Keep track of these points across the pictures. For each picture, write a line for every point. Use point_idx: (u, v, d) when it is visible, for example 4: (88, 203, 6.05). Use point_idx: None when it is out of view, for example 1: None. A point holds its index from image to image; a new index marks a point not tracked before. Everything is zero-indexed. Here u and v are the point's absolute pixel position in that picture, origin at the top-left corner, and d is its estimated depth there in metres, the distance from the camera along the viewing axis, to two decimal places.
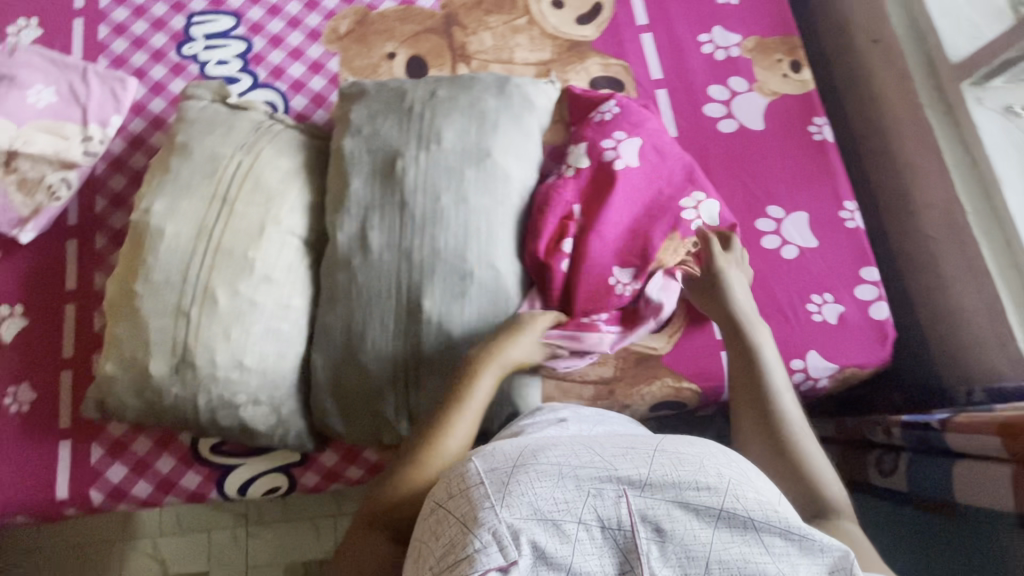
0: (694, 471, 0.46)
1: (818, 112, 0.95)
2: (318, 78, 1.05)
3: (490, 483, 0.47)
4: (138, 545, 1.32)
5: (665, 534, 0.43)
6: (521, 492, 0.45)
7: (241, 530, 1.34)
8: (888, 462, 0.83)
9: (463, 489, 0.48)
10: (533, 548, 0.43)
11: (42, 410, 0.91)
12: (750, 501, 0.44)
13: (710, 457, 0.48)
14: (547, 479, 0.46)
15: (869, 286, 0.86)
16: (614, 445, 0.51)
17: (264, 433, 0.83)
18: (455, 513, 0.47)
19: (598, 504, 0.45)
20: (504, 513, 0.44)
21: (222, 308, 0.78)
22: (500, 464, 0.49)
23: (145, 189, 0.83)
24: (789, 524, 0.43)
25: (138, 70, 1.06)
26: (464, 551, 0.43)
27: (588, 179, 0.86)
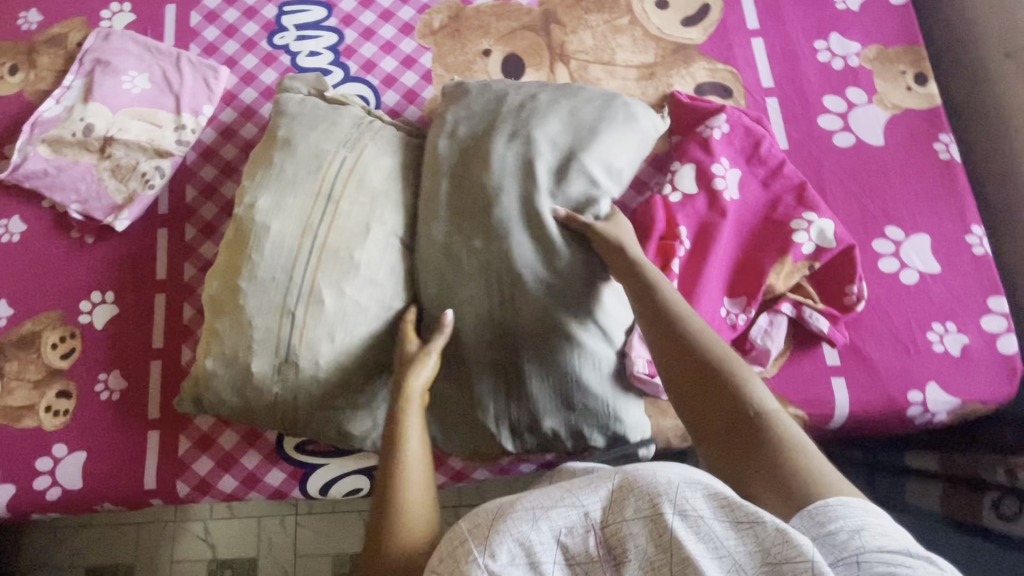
0: (645, 482, 0.46)
1: (944, 129, 0.90)
2: (411, 74, 1.02)
3: (471, 538, 0.47)
4: (191, 526, 1.32)
5: (629, 554, 0.43)
6: (498, 541, 0.46)
7: (291, 518, 1.33)
8: (1009, 506, 0.79)
9: (453, 549, 0.48)
10: None
11: (132, 399, 0.91)
12: (694, 501, 0.44)
13: (662, 467, 0.47)
14: (522, 522, 0.47)
15: (998, 318, 0.81)
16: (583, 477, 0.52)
17: (358, 436, 0.82)
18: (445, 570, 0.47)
19: (565, 539, 0.46)
20: (485, 562, 0.45)
21: (327, 309, 0.77)
22: (481, 517, 0.49)
23: (249, 184, 0.82)
24: (734, 509, 0.42)
25: (229, 59, 1.05)
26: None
27: (696, 203, 0.84)
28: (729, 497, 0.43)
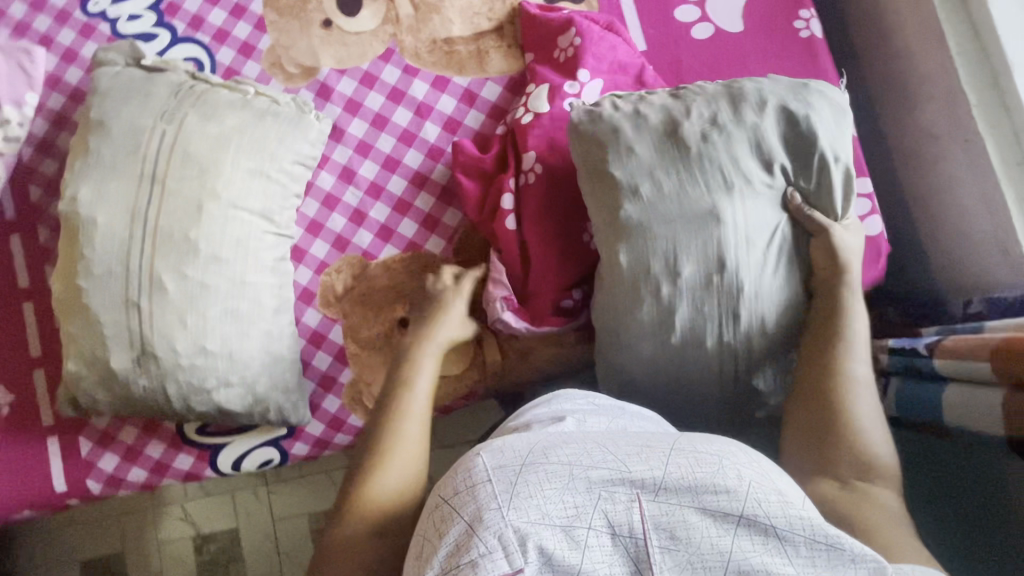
0: (716, 474, 0.46)
1: (806, 5, 0.85)
2: (242, 25, 0.93)
3: (495, 480, 0.47)
4: (168, 510, 1.33)
5: (679, 541, 0.44)
6: (528, 495, 0.46)
7: (262, 488, 1.35)
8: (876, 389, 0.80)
9: (469, 487, 0.47)
10: (539, 553, 0.43)
11: (23, 412, 0.90)
12: (772, 508, 0.44)
13: (729, 460, 0.48)
14: (555, 481, 0.47)
15: (863, 200, 0.80)
16: (628, 443, 0.51)
17: (243, 414, 0.81)
18: (459, 511, 0.46)
19: (609, 508, 0.45)
20: (510, 514, 0.44)
21: (173, 294, 0.75)
22: (507, 460, 0.49)
23: (69, 176, 0.77)
24: (816, 530, 0.43)
25: (45, 37, 0.95)
26: (469, 555, 0.43)
27: (547, 123, 0.82)
28: (812, 518, 0.44)
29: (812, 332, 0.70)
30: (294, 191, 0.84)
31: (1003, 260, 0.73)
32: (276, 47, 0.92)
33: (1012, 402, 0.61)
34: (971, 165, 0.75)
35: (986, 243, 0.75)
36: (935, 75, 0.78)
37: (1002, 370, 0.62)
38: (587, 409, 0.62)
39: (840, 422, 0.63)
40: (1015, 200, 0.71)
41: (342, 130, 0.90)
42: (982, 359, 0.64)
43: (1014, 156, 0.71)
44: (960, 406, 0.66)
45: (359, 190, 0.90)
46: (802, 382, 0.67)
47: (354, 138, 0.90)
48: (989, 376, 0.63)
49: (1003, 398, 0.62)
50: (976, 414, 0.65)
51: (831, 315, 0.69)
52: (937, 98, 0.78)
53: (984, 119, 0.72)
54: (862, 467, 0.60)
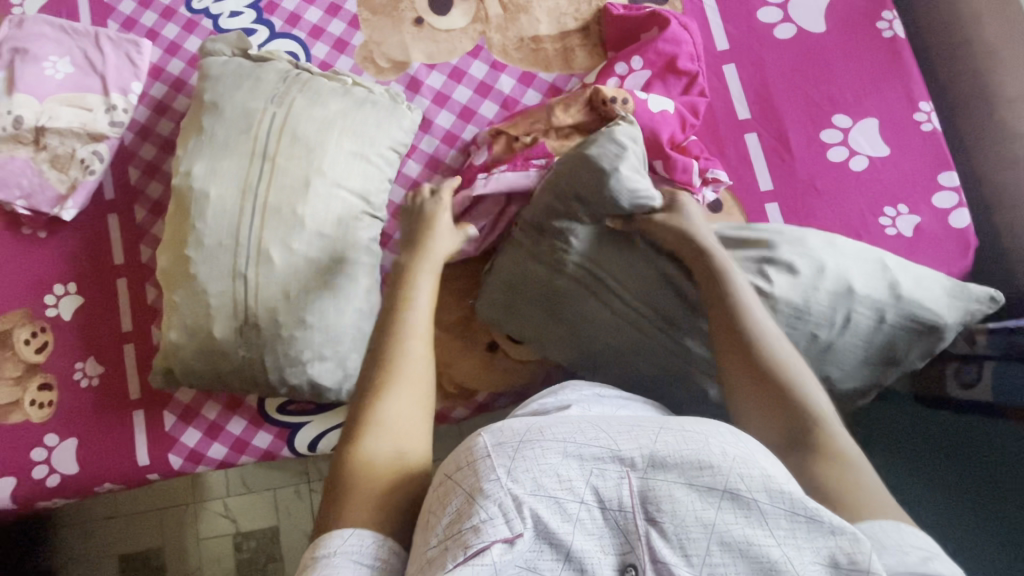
0: (699, 454, 0.46)
1: (887, 6, 0.87)
2: (337, 22, 0.99)
3: (495, 455, 0.46)
4: (210, 505, 1.34)
5: (664, 513, 0.44)
6: (525, 468, 0.45)
7: (304, 485, 1.35)
8: (970, 374, 0.79)
9: (470, 461, 0.46)
10: (536, 521, 0.43)
11: (112, 384, 0.92)
12: (753, 481, 0.44)
13: (715, 436, 0.47)
14: (552, 454, 0.46)
15: (949, 193, 0.81)
16: (618, 421, 0.50)
17: (332, 389, 0.82)
18: (461, 484, 0.46)
19: (600, 484, 0.45)
20: (509, 484, 0.44)
21: (279, 266, 0.77)
22: (506, 438, 0.48)
23: (183, 153, 0.81)
24: (795, 502, 0.43)
25: (151, 31, 1.01)
26: (469, 520, 0.43)
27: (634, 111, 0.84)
28: (793, 493, 0.43)
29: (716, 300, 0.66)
30: (388, 175, 0.86)
31: None
32: (369, 43, 0.97)
33: None
34: None
35: None
36: None
37: None
38: (592, 398, 0.64)
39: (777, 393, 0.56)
40: None
41: (430, 120, 0.94)
42: None
43: None
44: None
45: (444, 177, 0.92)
46: (724, 345, 0.62)
47: (442, 129, 0.94)
48: None
49: None
50: None
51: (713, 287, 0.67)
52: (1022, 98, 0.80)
53: None
54: (800, 425, 0.54)
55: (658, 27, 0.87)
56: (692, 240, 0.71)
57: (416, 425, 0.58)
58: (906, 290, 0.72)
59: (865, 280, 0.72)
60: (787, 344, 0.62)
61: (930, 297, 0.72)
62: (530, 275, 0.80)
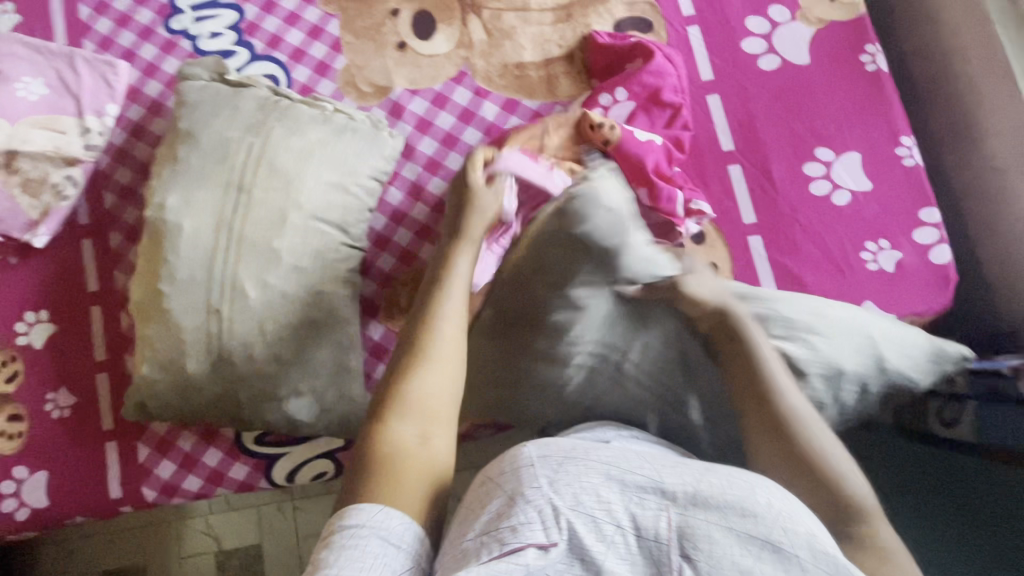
0: (743, 500, 0.48)
1: (871, 38, 0.87)
2: (319, 45, 0.97)
3: (539, 465, 0.50)
4: (194, 524, 1.31)
5: (699, 551, 0.45)
6: (568, 482, 0.48)
7: (286, 504, 1.33)
8: (950, 412, 0.76)
9: (514, 467, 0.50)
10: (571, 533, 0.45)
11: (85, 415, 0.90)
12: (797, 536, 0.46)
13: (761, 488, 0.50)
14: (594, 475, 0.49)
15: (930, 229, 0.81)
16: (665, 460, 0.53)
17: (309, 424, 0.81)
18: (503, 487, 0.50)
19: (638, 511, 0.47)
20: (551, 494, 0.47)
21: (254, 302, 0.76)
22: (551, 452, 0.51)
23: (156, 183, 0.79)
24: (838, 564, 0.44)
25: (127, 51, 0.99)
26: (509, 519, 0.46)
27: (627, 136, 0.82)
28: (837, 557, 0.45)
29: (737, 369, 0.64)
30: (369, 205, 0.85)
31: None
32: (351, 67, 0.96)
33: None
34: None
35: None
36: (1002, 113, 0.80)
37: None
38: (629, 436, 0.63)
39: (814, 471, 0.57)
40: None
41: (412, 147, 0.93)
42: None
43: None
44: None
45: (426, 206, 0.92)
46: (754, 426, 0.61)
47: (423, 156, 0.93)
48: None
49: None
50: None
51: (738, 361, 0.64)
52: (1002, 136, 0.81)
53: None
54: (845, 510, 0.55)
55: (642, 58, 0.87)
56: (725, 317, 0.65)
57: (453, 396, 0.59)
58: (892, 362, 0.70)
59: (854, 358, 0.68)
60: (817, 419, 0.61)
61: (910, 361, 0.72)
62: (526, 340, 0.70)
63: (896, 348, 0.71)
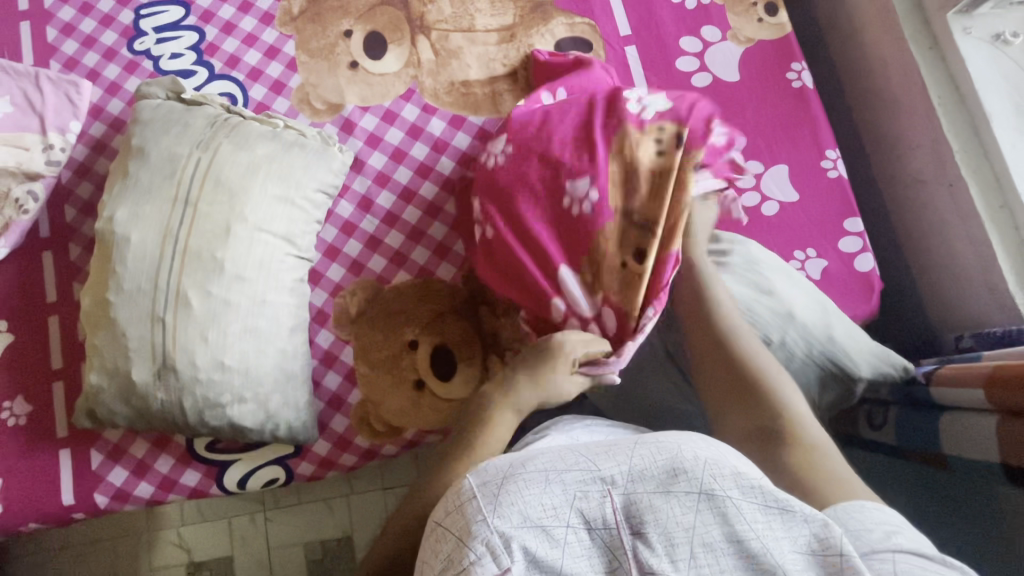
0: (673, 460, 0.48)
1: (797, 57, 0.92)
2: (275, 64, 1.01)
3: (479, 495, 0.47)
4: (164, 535, 1.29)
5: (648, 525, 0.45)
6: (510, 502, 0.46)
7: (259, 515, 1.31)
8: (878, 417, 0.79)
9: (458, 505, 0.48)
10: (524, 553, 0.43)
11: (39, 424, 0.92)
12: (726, 481, 0.46)
13: (686, 443, 0.50)
14: (535, 486, 0.47)
15: (853, 238, 0.84)
16: (598, 446, 0.53)
17: (254, 429, 0.83)
18: (452, 529, 0.46)
19: (585, 505, 0.46)
20: (494, 521, 0.45)
21: (197, 310, 0.78)
22: (489, 477, 0.49)
23: (108, 197, 0.82)
24: (766, 494, 0.46)
25: (92, 71, 1.03)
26: (460, 564, 0.43)
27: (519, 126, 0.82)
28: (764, 485, 0.46)
29: (694, 316, 0.76)
30: (316, 217, 0.88)
31: (989, 296, 0.77)
32: (305, 85, 0.99)
33: (1004, 428, 0.63)
34: (957, 207, 0.79)
35: (974, 282, 0.79)
36: (919, 124, 0.83)
37: (992, 396, 0.64)
38: (585, 430, 0.68)
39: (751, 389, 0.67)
40: (999, 244, 0.75)
41: (362, 161, 0.96)
42: (975, 387, 0.66)
43: (996, 203, 0.76)
44: (958, 435, 0.68)
45: (376, 219, 0.95)
46: (704, 343, 0.74)
47: (373, 169, 0.96)
48: (980, 403, 0.66)
49: (995, 424, 0.64)
50: (969, 440, 0.67)
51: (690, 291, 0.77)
52: (920, 146, 0.84)
53: (968, 166, 0.77)
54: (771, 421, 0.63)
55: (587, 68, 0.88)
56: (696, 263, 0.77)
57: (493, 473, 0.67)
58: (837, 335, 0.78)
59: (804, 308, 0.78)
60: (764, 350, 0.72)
61: (855, 349, 0.79)
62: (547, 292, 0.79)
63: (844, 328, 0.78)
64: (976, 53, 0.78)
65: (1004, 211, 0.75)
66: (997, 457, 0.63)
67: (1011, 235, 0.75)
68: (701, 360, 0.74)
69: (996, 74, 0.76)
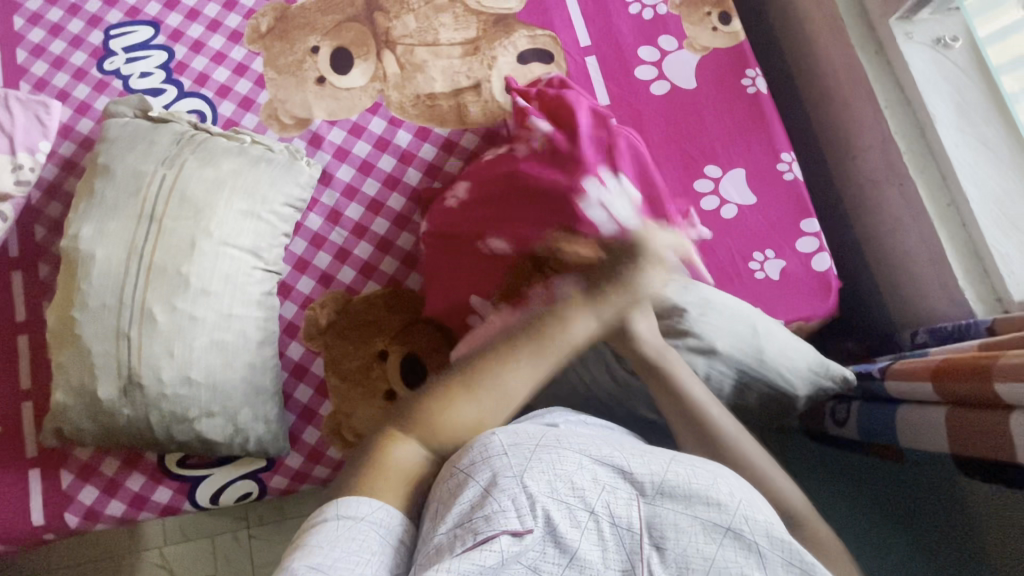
0: (710, 489, 0.51)
1: (751, 64, 0.94)
2: (244, 81, 1.02)
3: (513, 455, 0.51)
4: (144, 556, 1.28)
5: (668, 541, 0.49)
6: (542, 471, 0.50)
7: (243, 532, 1.31)
8: (841, 413, 0.83)
9: (486, 456, 0.52)
10: (546, 519, 0.48)
11: (8, 444, 0.91)
12: (756, 524, 0.49)
13: (724, 477, 0.53)
14: (570, 463, 0.51)
15: (810, 238, 0.86)
16: (633, 447, 0.56)
17: (223, 443, 0.83)
18: (475, 478, 0.50)
19: (611, 500, 0.50)
20: (524, 484, 0.49)
21: (161, 325, 0.79)
22: (523, 441, 0.53)
23: (73, 215, 0.83)
24: (793, 551, 0.49)
25: (62, 92, 1.04)
26: (484, 512, 0.48)
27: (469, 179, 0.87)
28: (791, 542, 0.49)
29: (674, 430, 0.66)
30: (282, 230, 0.89)
31: (942, 291, 0.79)
32: (274, 101, 1.01)
33: (951, 420, 0.63)
34: (908, 206, 0.81)
35: (927, 278, 0.81)
36: (869, 126, 0.85)
37: (939, 390, 0.64)
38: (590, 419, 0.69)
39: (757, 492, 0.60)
40: (948, 240, 0.77)
41: (330, 174, 0.97)
42: (923, 380, 0.66)
43: (943, 200, 0.78)
44: (912, 427, 0.69)
45: (346, 230, 0.96)
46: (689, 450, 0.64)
47: (342, 182, 0.97)
48: (929, 396, 0.66)
49: (943, 417, 0.64)
50: (923, 435, 0.68)
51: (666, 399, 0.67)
52: (873, 147, 0.86)
53: (915, 165, 0.79)
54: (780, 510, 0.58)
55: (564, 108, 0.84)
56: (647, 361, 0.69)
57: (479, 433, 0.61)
58: (769, 353, 0.76)
59: (731, 341, 0.75)
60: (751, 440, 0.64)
61: (791, 366, 0.76)
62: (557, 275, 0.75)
63: (776, 342, 0.76)
64: (918, 56, 0.80)
65: (951, 208, 0.77)
66: (945, 448, 0.64)
67: (959, 231, 0.77)
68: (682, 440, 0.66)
69: (938, 75, 0.79)
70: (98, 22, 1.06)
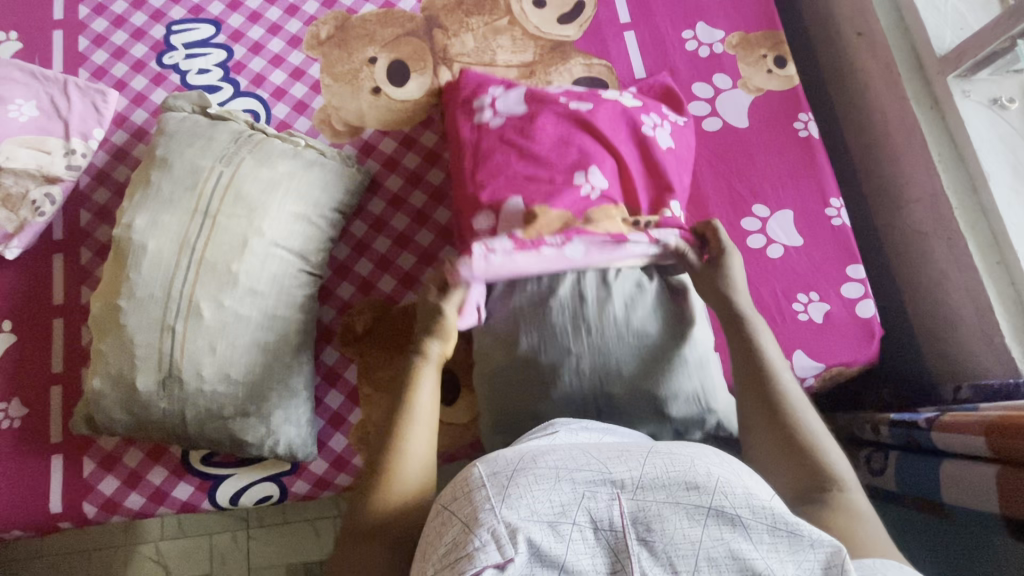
0: (685, 473, 0.49)
1: (804, 108, 0.96)
2: (300, 85, 1.04)
3: (489, 485, 0.49)
4: (143, 550, 1.26)
5: (654, 533, 0.45)
6: (518, 495, 0.48)
7: (242, 532, 1.28)
8: (878, 461, 0.82)
9: (467, 491, 0.50)
10: (529, 545, 0.44)
11: (33, 428, 0.91)
12: (737, 499, 0.47)
13: (700, 458, 0.50)
14: (544, 481, 0.49)
15: (855, 284, 0.86)
16: (609, 449, 0.53)
17: (253, 445, 0.83)
18: (458, 514, 0.49)
19: (592, 505, 0.47)
20: (502, 513, 0.47)
21: (208, 321, 0.79)
22: (500, 468, 0.51)
23: (128, 204, 0.84)
24: (777, 516, 0.45)
25: (119, 82, 1.05)
26: (464, 549, 0.45)
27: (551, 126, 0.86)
28: (774, 507, 0.46)
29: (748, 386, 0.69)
30: (331, 235, 0.90)
31: (987, 346, 0.79)
32: (328, 107, 1.02)
33: (1004, 480, 0.62)
34: (956, 260, 0.82)
35: (972, 332, 0.81)
36: (920, 177, 0.86)
37: (994, 447, 0.63)
38: (581, 425, 0.66)
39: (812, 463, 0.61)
40: (997, 298, 0.77)
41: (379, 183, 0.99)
42: (976, 435, 0.65)
43: (992, 257, 0.79)
44: (956, 482, 0.68)
45: (388, 238, 0.97)
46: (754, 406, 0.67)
47: (390, 191, 0.99)
48: (982, 453, 0.65)
49: (995, 477, 0.63)
50: (968, 489, 0.67)
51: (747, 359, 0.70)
52: (922, 198, 0.87)
53: (966, 221, 0.80)
54: (818, 480, 0.60)
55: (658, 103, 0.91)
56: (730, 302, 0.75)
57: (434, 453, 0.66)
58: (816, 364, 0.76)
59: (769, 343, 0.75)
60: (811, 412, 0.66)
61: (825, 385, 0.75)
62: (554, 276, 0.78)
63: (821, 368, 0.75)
64: (974, 116, 0.82)
65: (1001, 266, 0.78)
66: (997, 509, 0.63)
67: (1009, 289, 0.77)
68: (744, 410, 0.68)
69: (993, 136, 0.80)
70: (161, 17, 1.08)
